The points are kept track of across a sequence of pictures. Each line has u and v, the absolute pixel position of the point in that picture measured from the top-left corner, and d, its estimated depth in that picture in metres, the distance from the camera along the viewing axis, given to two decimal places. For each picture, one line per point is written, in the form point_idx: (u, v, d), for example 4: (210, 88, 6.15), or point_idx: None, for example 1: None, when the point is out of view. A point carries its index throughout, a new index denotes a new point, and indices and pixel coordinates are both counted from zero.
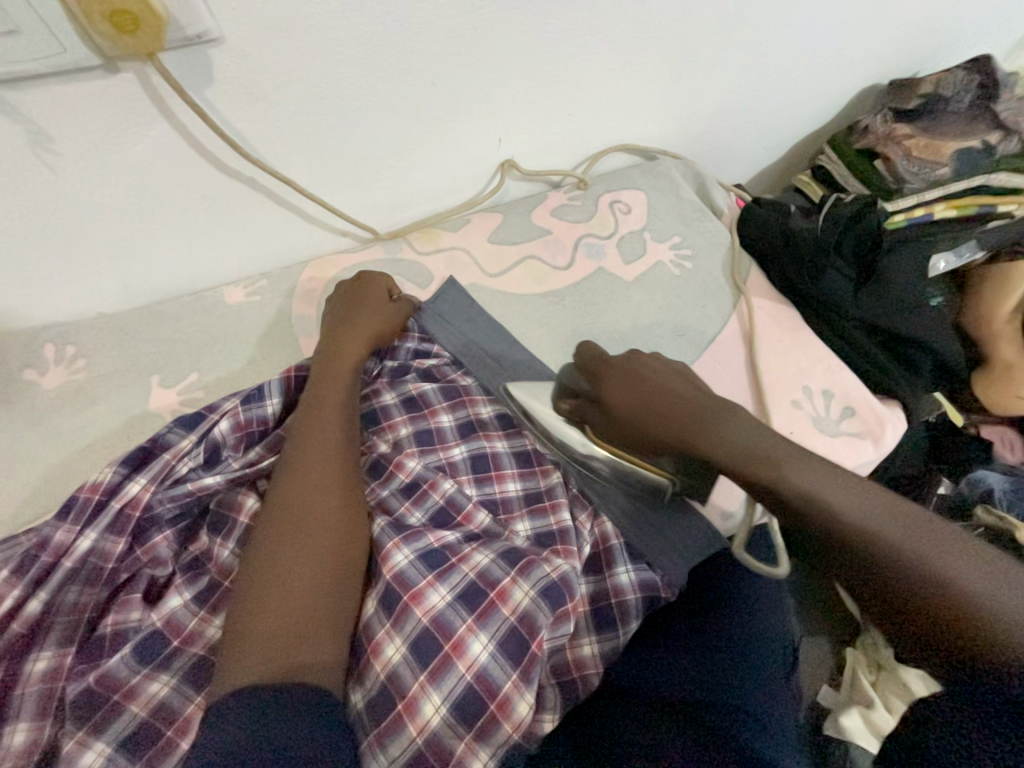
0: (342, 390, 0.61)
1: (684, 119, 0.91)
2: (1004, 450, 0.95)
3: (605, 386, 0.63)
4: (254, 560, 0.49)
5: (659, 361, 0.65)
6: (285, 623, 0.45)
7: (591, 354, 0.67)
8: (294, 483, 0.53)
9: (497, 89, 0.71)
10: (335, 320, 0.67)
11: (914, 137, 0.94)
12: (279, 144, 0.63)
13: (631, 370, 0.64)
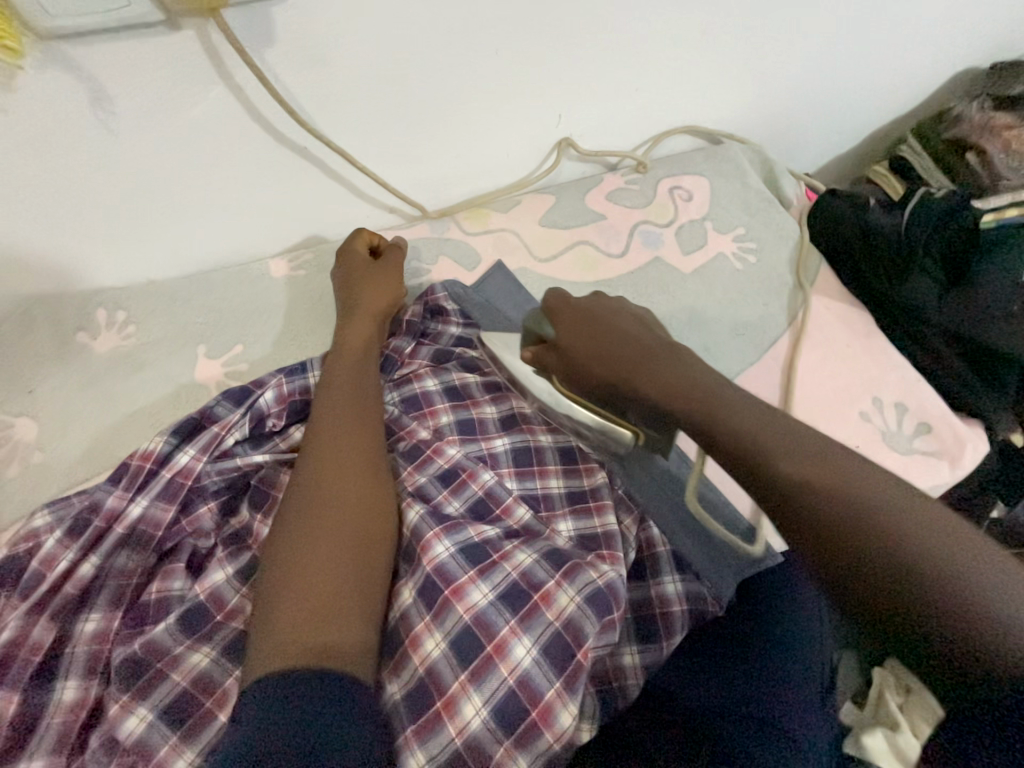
0: (358, 363, 0.61)
1: (756, 100, 0.84)
2: None
3: (564, 328, 0.55)
4: (285, 533, 0.49)
5: (621, 305, 0.58)
6: (314, 597, 0.45)
7: (555, 295, 0.58)
8: (318, 453, 0.54)
9: (562, 59, 0.66)
10: (347, 286, 0.67)
11: (1014, 129, 0.85)
12: (333, 111, 0.61)
13: (588, 311, 0.56)
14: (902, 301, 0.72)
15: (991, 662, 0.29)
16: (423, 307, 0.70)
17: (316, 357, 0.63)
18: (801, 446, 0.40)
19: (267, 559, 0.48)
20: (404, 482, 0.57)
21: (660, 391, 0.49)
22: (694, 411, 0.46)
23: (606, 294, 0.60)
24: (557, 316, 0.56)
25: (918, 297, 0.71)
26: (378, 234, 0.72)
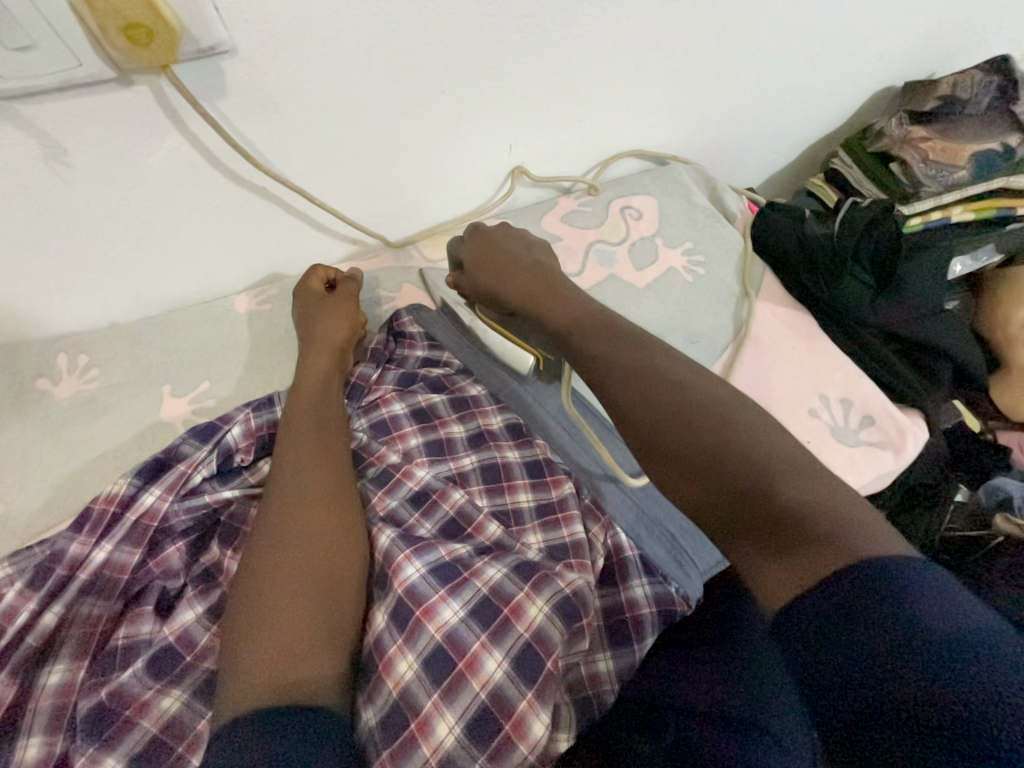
0: (324, 398, 0.62)
1: (695, 124, 0.90)
2: None
3: (472, 257, 0.69)
4: (255, 572, 0.49)
5: (523, 238, 0.71)
6: (287, 633, 0.45)
7: (477, 231, 0.71)
8: (286, 489, 0.54)
9: (508, 97, 0.71)
10: (308, 319, 0.68)
11: (930, 140, 0.93)
12: (287, 152, 0.63)
13: (500, 246, 0.69)
14: (835, 303, 0.77)
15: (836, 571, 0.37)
16: (387, 335, 0.73)
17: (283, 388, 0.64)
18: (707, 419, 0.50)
19: (237, 600, 0.48)
20: (375, 507, 0.58)
21: (541, 310, 0.63)
22: (566, 326, 0.61)
23: (513, 227, 0.72)
24: (472, 244, 0.70)
25: (852, 298, 0.76)
26: (334, 269, 0.73)
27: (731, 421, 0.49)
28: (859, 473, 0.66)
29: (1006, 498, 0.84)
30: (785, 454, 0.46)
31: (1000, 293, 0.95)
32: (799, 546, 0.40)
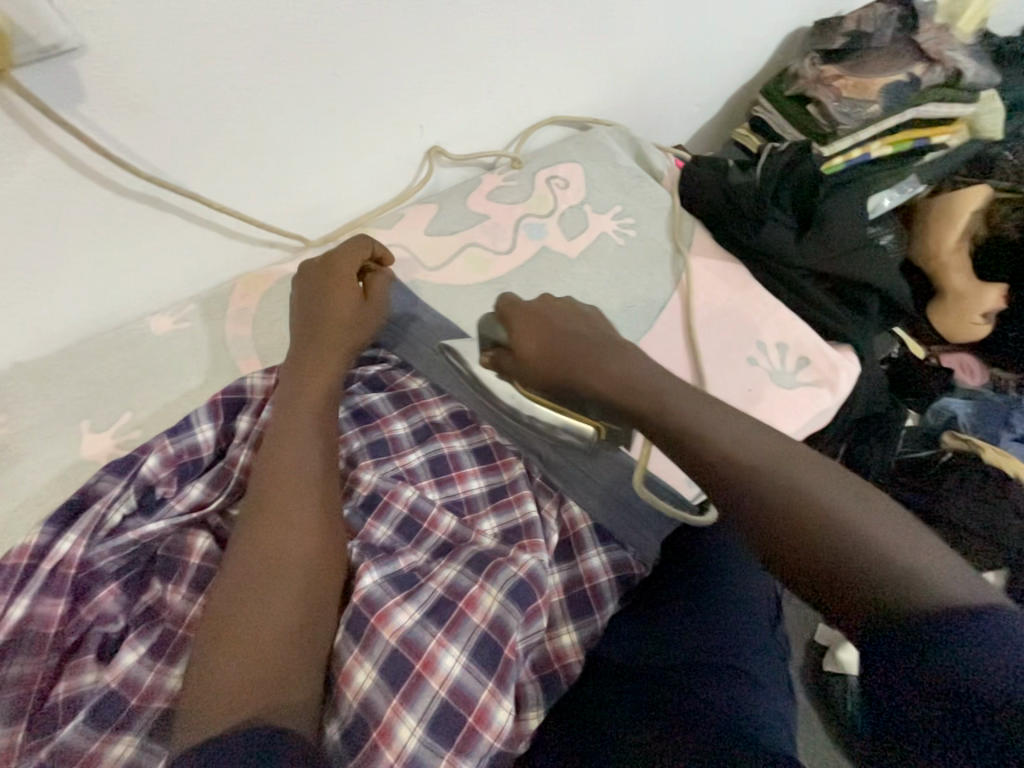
0: (311, 411, 0.57)
1: (611, 84, 0.88)
2: (965, 376, 1.12)
3: (519, 331, 0.58)
4: (226, 594, 0.47)
5: (575, 303, 0.61)
6: (253, 661, 0.43)
7: (508, 300, 0.61)
8: (266, 509, 0.51)
9: (410, 74, 0.67)
10: (314, 313, 0.63)
11: (842, 78, 0.94)
12: (176, 156, 0.59)
13: (545, 319, 0.58)
14: (763, 248, 0.78)
15: (893, 606, 0.39)
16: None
17: (200, 407, 0.60)
18: (738, 441, 0.49)
19: (212, 613, 0.46)
20: None
21: (606, 389, 0.55)
22: (635, 402, 0.53)
23: (555, 295, 0.62)
24: (511, 319, 0.59)
25: (777, 243, 0.77)
26: (373, 244, 0.67)
27: (755, 447, 0.49)
28: (799, 415, 0.68)
29: (952, 417, 1.01)
30: (815, 476, 0.47)
31: (935, 223, 1.07)
32: (841, 565, 0.42)
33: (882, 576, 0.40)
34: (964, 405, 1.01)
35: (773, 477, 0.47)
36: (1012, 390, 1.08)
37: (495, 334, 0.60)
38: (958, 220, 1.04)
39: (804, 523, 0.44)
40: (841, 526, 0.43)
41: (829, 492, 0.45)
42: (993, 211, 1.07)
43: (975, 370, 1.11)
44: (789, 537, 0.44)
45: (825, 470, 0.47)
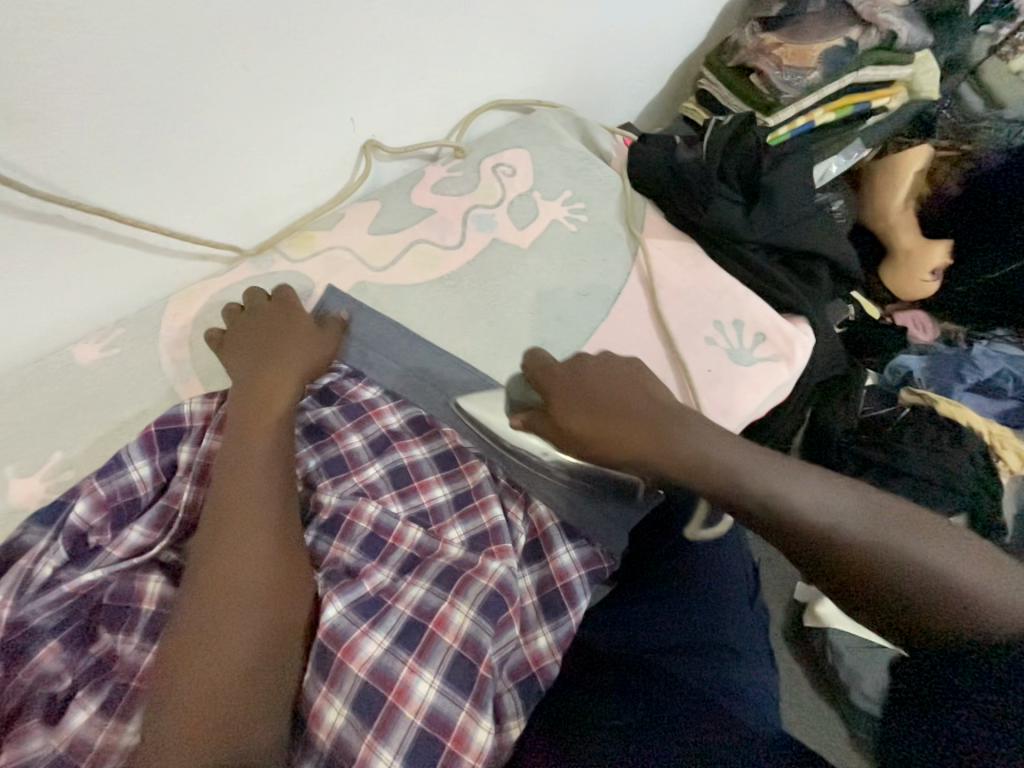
0: (264, 437, 0.56)
1: (550, 63, 0.85)
2: (918, 332, 1.15)
3: (554, 396, 0.62)
4: (182, 634, 0.46)
5: (603, 361, 0.65)
6: (209, 709, 0.42)
7: (537, 362, 0.65)
8: (221, 543, 0.50)
9: (332, 63, 0.63)
10: (262, 344, 0.63)
11: (782, 46, 0.93)
12: (74, 171, 0.54)
13: (574, 379, 0.63)
14: (713, 225, 0.77)
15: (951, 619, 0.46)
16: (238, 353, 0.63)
17: (132, 442, 0.55)
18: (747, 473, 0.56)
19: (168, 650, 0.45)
20: None
21: (666, 459, 0.58)
22: (717, 479, 0.56)
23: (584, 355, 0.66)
24: (541, 383, 0.64)
25: (729, 220, 0.76)
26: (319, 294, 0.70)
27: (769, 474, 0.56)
28: (758, 391, 0.69)
29: (907, 374, 1.05)
30: (826, 495, 0.54)
31: (883, 185, 1.09)
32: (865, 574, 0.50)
33: (935, 590, 0.47)
34: (918, 360, 1.06)
35: (806, 503, 0.53)
36: (962, 344, 1.13)
37: (529, 399, 0.64)
38: (902, 181, 1.07)
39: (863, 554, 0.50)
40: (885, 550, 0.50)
41: (862, 514, 0.52)
42: (935, 169, 1.13)
43: (926, 326, 1.16)
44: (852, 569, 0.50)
45: (826, 483, 0.55)
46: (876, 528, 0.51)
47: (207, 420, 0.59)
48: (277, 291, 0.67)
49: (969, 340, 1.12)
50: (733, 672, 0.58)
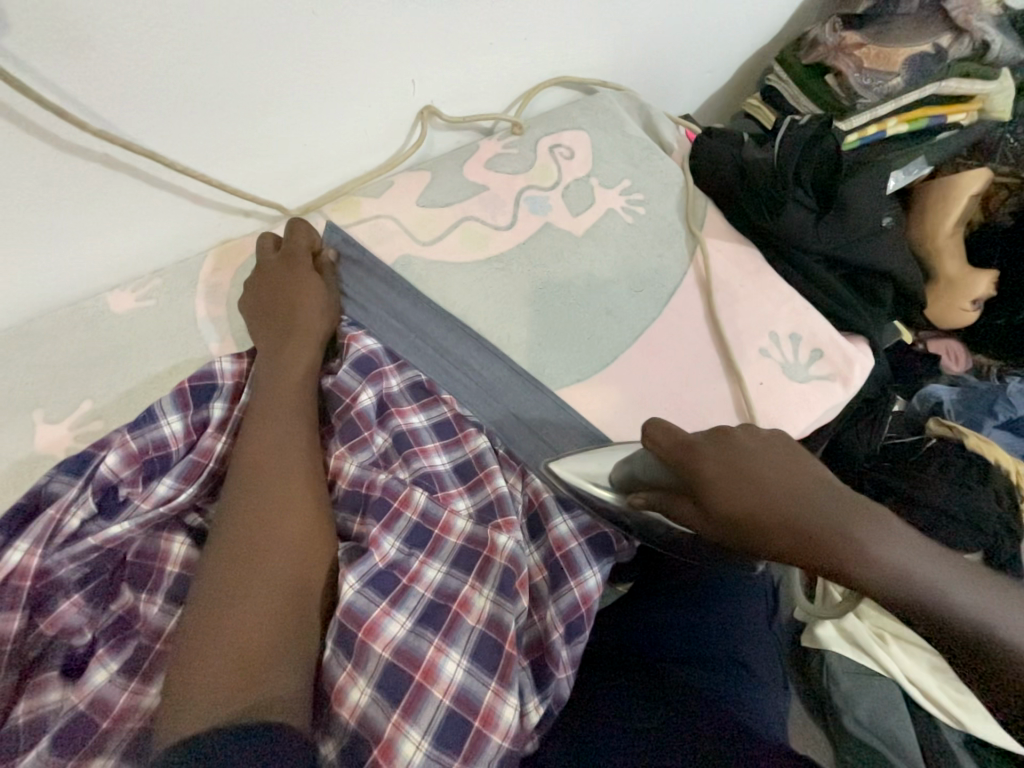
0: (284, 391, 0.55)
1: (619, 43, 0.81)
2: (949, 363, 1.12)
3: (713, 492, 0.54)
4: (202, 578, 0.45)
5: (755, 438, 0.56)
6: (237, 658, 0.42)
7: (680, 443, 0.56)
8: (247, 496, 0.49)
9: (398, 17, 0.59)
10: (279, 292, 0.61)
11: (865, 46, 0.88)
12: (129, 108, 0.52)
13: (740, 466, 0.54)
14: (781, 231, 0.73)
15: None
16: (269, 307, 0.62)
17: (165, 397, 0.54)
18: (863, 551, 0.49)
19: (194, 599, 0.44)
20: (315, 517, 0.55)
21: (792, 550, 0.51)
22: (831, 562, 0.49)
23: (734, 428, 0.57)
24: (700, 471, 0.54)
25: (796, 226, 0.72)
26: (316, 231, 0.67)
27: (886, 543, 0.49)
28: (811, 410, 0.65)
29: (937, 403, 1.03)
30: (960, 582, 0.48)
31: (936, 209, 1.03)
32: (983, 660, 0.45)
33: None
34: (950, 390, 1.04)
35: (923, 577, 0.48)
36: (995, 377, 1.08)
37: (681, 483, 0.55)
38: (955, 205, 1.02)
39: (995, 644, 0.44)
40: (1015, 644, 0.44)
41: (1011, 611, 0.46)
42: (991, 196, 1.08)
43: (961, 356, 1.12)
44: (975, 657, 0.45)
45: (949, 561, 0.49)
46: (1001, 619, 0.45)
47: (239, 379, 0.57)
48: (285, 245, 0.64)
49: (1002, 375, 1.09)
50: (748, 689, 0.57)
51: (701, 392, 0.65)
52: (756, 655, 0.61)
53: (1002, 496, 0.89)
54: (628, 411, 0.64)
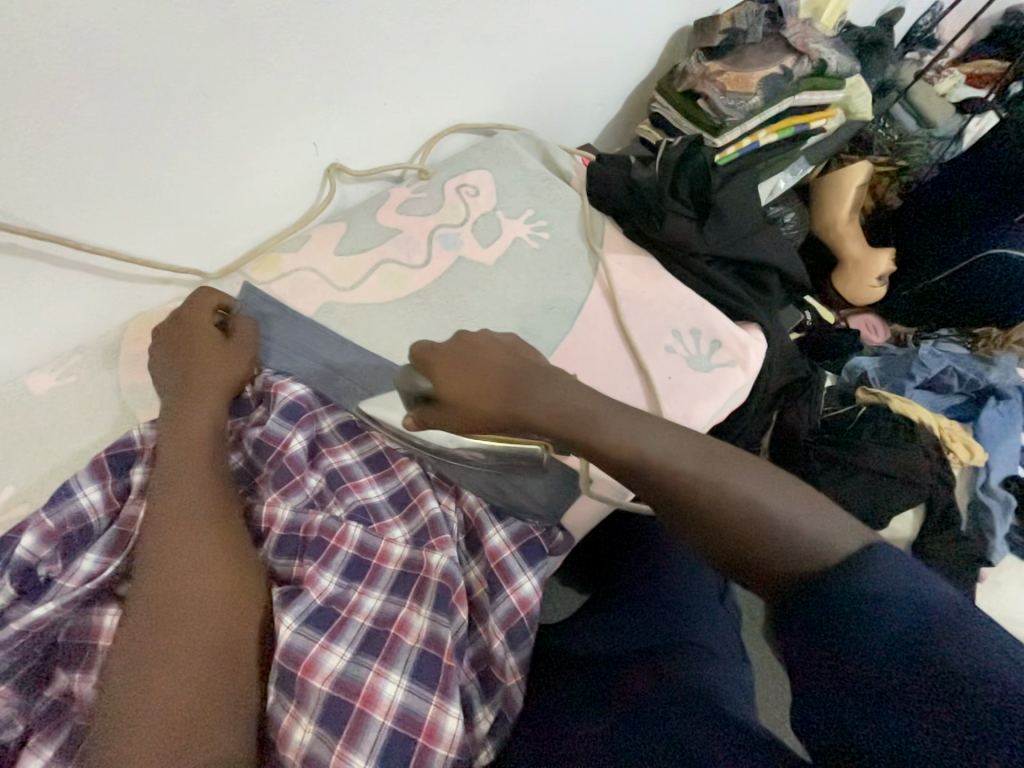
0: (207, 446, 0.56)
1: (509, 90, 0.89)
2: (872, 336, 1.23)
3: (441, 381, 0.57)
4: (125, 664, 0.43)
5: (485, 335, 0.61)
6: (173, 733, 0.41)
7: (420, 347, 0.59)
8: (164, 568, 0.48)
9: (292, 89, 0.64)
10: (181, 359, 0.61)
11: (725, 72, 1.00)
12: (31, 198, 0.54)
13: (463, 356, 0.58)
14: (667, 239, 0.81)
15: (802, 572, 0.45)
16: None
17: (81, 470, 0.54)
18: (598, 430, 0.55)
19: (111, 688, 0.42)
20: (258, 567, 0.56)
21: (523, 422, 0.56)
22: (562, 433, 0.56)
23: (468, 330, 0.62)
24: (431, 368, 0.57)
25: (681, 234, 0.81)
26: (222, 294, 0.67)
27: (630, 436, 0.55)
28: (718, 396, 0.72)
29: (863, 374, 1.11)
30: (690, 455, 0.54)
31: (831, 198, 1.17)
32: (708, 518, 0.51)
33: (776, 537, 0.48)
34: (872, 361, 1.12)
35: (663, 458, 0.53)
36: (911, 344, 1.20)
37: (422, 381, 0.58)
38: (846, 196, 1.16)
39: (726, 510, 0.50)
40: (734, 498, 0.50)
41: (732, 476, 0.52)
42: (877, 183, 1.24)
43: (880, 328, 1.23)
44: (714, 523, 0.50)
45: (684, 439, 0.55)
46: (720, 481, 0.51)
47: None
48: (181, 308, 0.64)
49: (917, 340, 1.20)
50: (715, 670, 0.60)
51: (619, 393, 0.70)
52: (718, 643, 0.65)
53: (931, 451, 0.97)
54: None
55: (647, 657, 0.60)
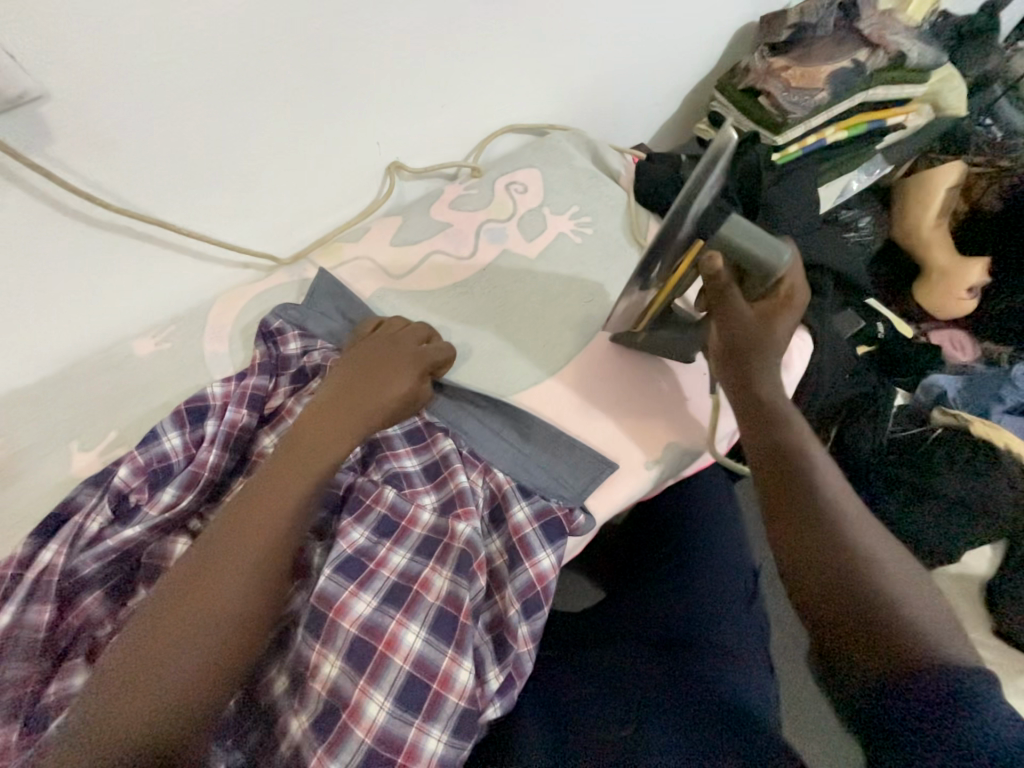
0: (330, 434, 0.57)
1: (563, 92, 0.91)
2: (957, 351, 1.12)
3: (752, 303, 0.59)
4: (170, 588, 0.48)
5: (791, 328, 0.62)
6: (166, 677, 0.44)
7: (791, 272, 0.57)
8: (239, 527, 0.51)
9: (360, 94, 0.71)
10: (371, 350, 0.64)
11: (790, 69, 0.96)
12: (149, 191, 0.64)
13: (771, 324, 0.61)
14: None
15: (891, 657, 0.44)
16: (264, 344, 0.69)
17: (166, 418, 0.63)
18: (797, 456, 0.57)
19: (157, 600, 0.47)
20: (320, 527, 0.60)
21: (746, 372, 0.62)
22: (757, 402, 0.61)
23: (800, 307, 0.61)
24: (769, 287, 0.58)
25: None
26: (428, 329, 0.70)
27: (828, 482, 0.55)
28: None
29: (943, 393, 1.01)
30: (860, 525, 0.52)
31: (911, 204, 1.09)
32: (827, 555, 0.50)
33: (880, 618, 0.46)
34: (953, 379, 1.02)
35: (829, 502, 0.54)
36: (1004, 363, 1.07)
37: (761, 276, 0.56)
38: (932, 200, 1.07)
39: (848, 570, 0.49)
40: (863, 573, 0.48)
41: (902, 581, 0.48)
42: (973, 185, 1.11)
43: (967, 345, 1.11)
44: (819, 561, 0.50)
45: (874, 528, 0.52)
46: (871, 563, 0.49)
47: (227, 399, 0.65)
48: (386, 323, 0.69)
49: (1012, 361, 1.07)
50: (733, 670, 0.61)
51: (650, 388, 0.71)
52: (749, 640, 0.66)
53: None
54: (582, 408, 0.70)
55: (659, 649, 0.65)
